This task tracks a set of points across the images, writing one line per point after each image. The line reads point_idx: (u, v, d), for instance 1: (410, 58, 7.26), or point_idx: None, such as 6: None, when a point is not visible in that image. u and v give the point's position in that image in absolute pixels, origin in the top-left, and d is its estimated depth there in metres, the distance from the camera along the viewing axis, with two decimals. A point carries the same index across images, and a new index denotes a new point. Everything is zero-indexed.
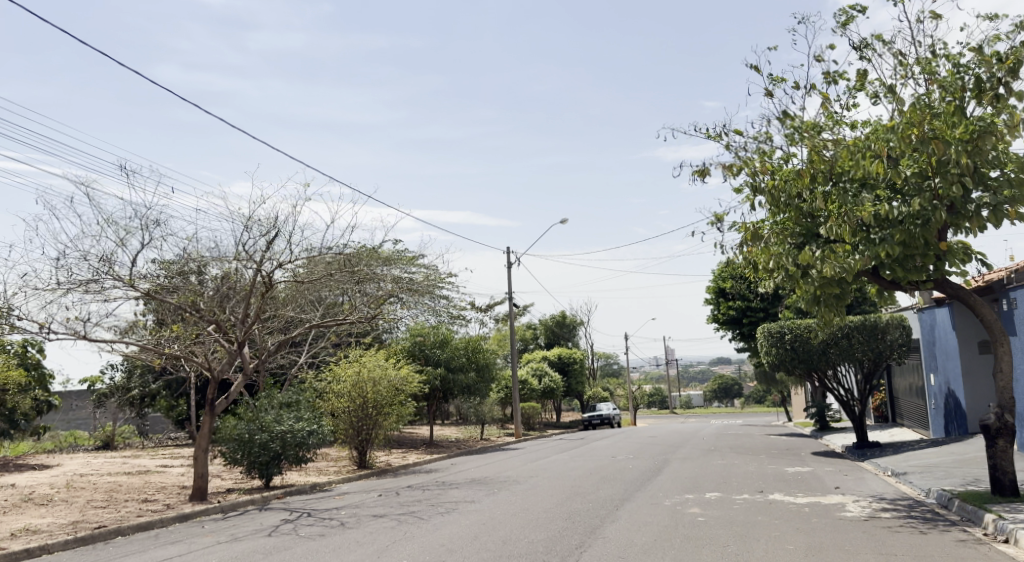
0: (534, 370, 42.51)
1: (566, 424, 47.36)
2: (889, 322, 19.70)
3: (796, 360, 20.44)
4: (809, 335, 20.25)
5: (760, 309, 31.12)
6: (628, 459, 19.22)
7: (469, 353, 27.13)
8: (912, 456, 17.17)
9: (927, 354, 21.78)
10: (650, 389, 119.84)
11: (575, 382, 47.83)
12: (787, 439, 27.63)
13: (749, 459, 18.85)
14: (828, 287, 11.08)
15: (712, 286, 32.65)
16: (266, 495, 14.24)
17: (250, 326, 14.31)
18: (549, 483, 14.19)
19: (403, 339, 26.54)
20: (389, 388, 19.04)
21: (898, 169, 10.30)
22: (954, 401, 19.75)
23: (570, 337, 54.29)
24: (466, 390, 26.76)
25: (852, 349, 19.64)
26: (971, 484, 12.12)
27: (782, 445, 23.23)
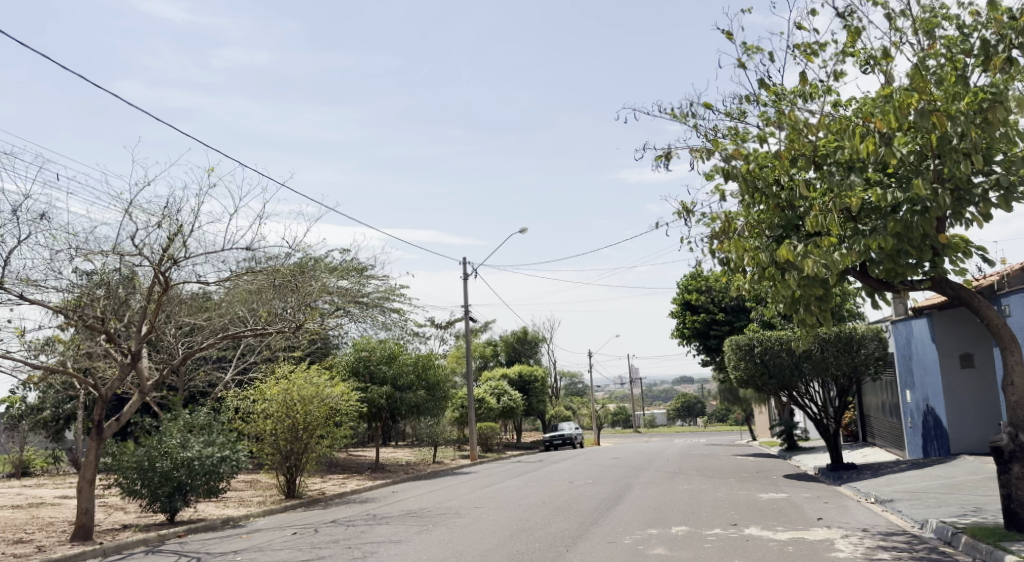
0: (493, 388, 40.66)
1: (526, 445, 45.54)
2: (866, 334, 18.37)
3: (768, 376, 18.93)
4: (782, 349, 18.73)
5: (726, 322, 29.86)
6: (586, 485, 17.54)
7: (420, 370, 25.29)
8: (894, 479, 15.75)
9: (902, 369, 20.43)
10: (615, 408, 118.48)
11: (536, 401, 46.10)
12: (756, 459, 26.20)
13: (718, 484, 17.33)
14: (813, 287, 9.54)
15: (677, 298, 31.28)
16: (164, 534, 12.27)
17: (148, 336, 12.30)
18: (494, 517, 12.42)
19: (347, 355, 24.64)
20: (322, 407, 17.11)
21: (894, 147, 8.82)
22: (933, 419, 18.40)
23: (532, 354, 52.63)
24: (414, 409, 24.89)
25: (828, 364, 18.20)
26: (972, 515, 10.61)
27: (751, 467, 21.76)
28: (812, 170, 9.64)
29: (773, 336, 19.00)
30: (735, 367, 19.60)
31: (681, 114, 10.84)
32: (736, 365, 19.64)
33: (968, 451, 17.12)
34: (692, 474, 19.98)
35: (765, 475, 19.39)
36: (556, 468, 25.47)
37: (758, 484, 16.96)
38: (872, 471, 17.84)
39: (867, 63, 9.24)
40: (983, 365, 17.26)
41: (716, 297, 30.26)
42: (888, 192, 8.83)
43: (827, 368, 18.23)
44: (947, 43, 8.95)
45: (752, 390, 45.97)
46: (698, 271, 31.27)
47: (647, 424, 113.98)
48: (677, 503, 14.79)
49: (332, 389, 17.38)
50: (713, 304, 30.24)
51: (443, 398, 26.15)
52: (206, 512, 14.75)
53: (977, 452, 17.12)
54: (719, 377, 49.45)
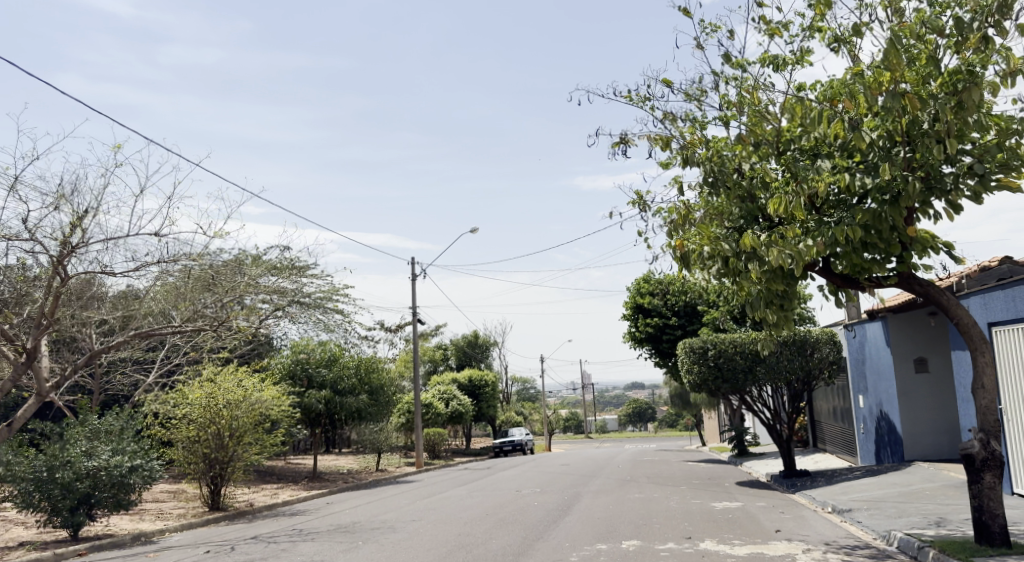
0: (441, 393, 39.66)
1: (475, 451, 44.59)
2: (820, 337, 17.92)
3: (722, 380, 18.32)
4: (736, 352, 18.15)
5: (678, 326, 29.40)
6: (532, 494, 16.74)
7: (362, 374, 24.24)
8: (849, 487, 15.23)
9: (854, 374, 20.01)
10: (566, 413, 118.20)
11: (486, 406, 45.22)
12: (707, 466, 25.69)
13: (668, 493, 16.67)
14: (775, 281, 8.91)
15: (629, 302, 30.73)
16: (61, 553, 11.09)
17: (46, 332, 11.05)
18: (429, 532, 11.54)
19: (284, 357, 23.50)
20: (251, 412, 16.41)
21: (862, 131, 8.22)
22: (886, 424, 18.01)
23: (483, 358, 51.72)
24: (356, 415, 23.82)
25: (782, 368, 17.69)
26: (935, 527, 10.06)
27: (703, 474, 21.19)
28: (775, 158, 9.02)
29: (727, 339, 18.43)
30: (688, 371, 18.97)
31: (636, 97, 10.13)
32: (689, 369, 19.01)
33: (922, 458, 16.70)
34: (642, 482, 19.34)
35: (717, 483, 18.80)
36: (503, 475, 24.66)
37: (711, 492, 16.34)
38: (825, 478, 17.36)
39: (834, 42, 8.60)
40: (937, 369, 16.87)
41: (668, 301, 29.78)
42: (857, 179, 8.23)
43: (782, 371, 17.70)
44: (919, 20, 8.30)
45: (703, 395, 45.74)
46: (651, 274, 30.77)
47: (598, 429, 113.89)
48: (626, 514, 14.08)
49: (261, 393, 16.63)
50: (666, 308, 29.75)
51: (386, 403, 25.11)
52: (117, 528, 13.60)
53: (931, 458, 16.71)
54: (670, 382, 49.17)
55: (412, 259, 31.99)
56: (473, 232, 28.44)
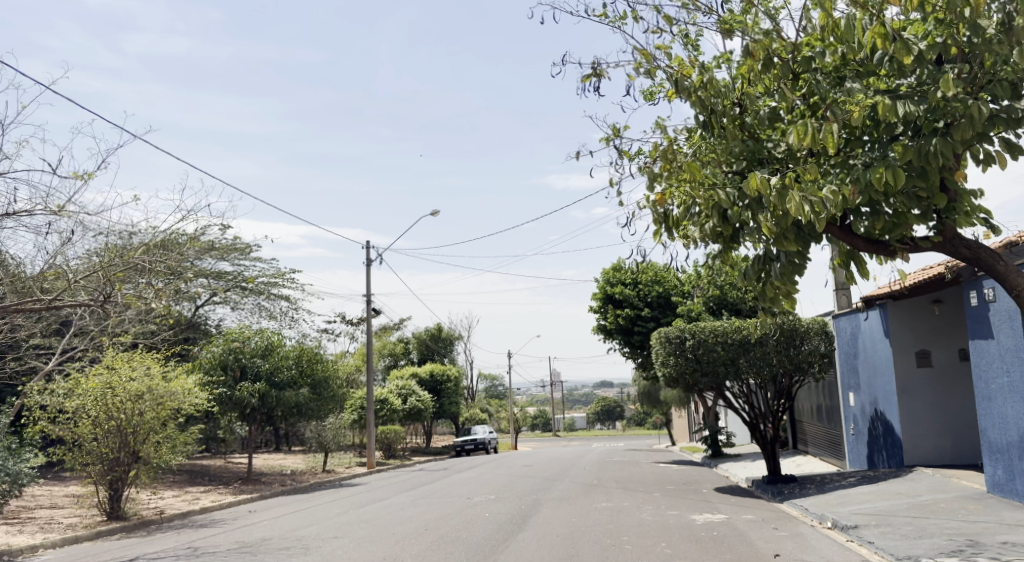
0: (399, 388, 37.41)
1: (435, 450, 42.39)
2: (813, 327, 16.04)
3: (701, 372, 16.36)
4: (719, 342, 16.19)
5: (651, 318, 27.48)
6: (484, 501, 14.71)
7: (303, 366, 22.02)
8: (846, 496, 13.32)
9: (843, 369, 18.18)
10: (534, 411, 116.39)
11: (448, 402, 43.03)
12: (680, 468, 23.79)
13: (640, 501, 14.67)
14: (786, 240, 7.07)
15: (598, 292, 28.79)
16: None
17: None
18: (351, 554, 9.44)
19: (214, 346, 21.27)
20: (157, 407, 14.34)
21: (908, 37, 6.25)
22: (881, 425, 16.23)
23: (446, 353, 49.57)
24: (296, 410, 21.62)
25: (770, 359, 15.76)
26: (972, 554, 8.19)
27: (678, 478, 19.26)
28: (788, 80, 7.05)
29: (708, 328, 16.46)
30: (663, 362, 16.97)
31: (612, 12, 8.12)
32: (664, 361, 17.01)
33: (923, 463, 14.89)
34: (610, 486, 17.39)
35: (694, 489, 16.83)
36: (458, 478, 22.60)
37: (688, 501, 14.36)
38: (816, 484, 15.46)
39: None
40: (941, 363, 15.07)
41: (640, 290, 27.92)
42: (899, 103, 6.28)
43: (769, 364, 15.78)
44: None
45: (673, 392, 44.03)
46: (622, 262, 28.89)
47: (566, 427, 112.17)
48: (589, 526, 12.05)
49: (170, 384, 14.50)
50: (637, 298, 27.87)
51: (330, 399, 22.92)
52: None
53: (934, 463, 14.90)
54: (639, 379, 47.43)
55: (366, 243, 29.78)
56: (432, 214, 26.30)
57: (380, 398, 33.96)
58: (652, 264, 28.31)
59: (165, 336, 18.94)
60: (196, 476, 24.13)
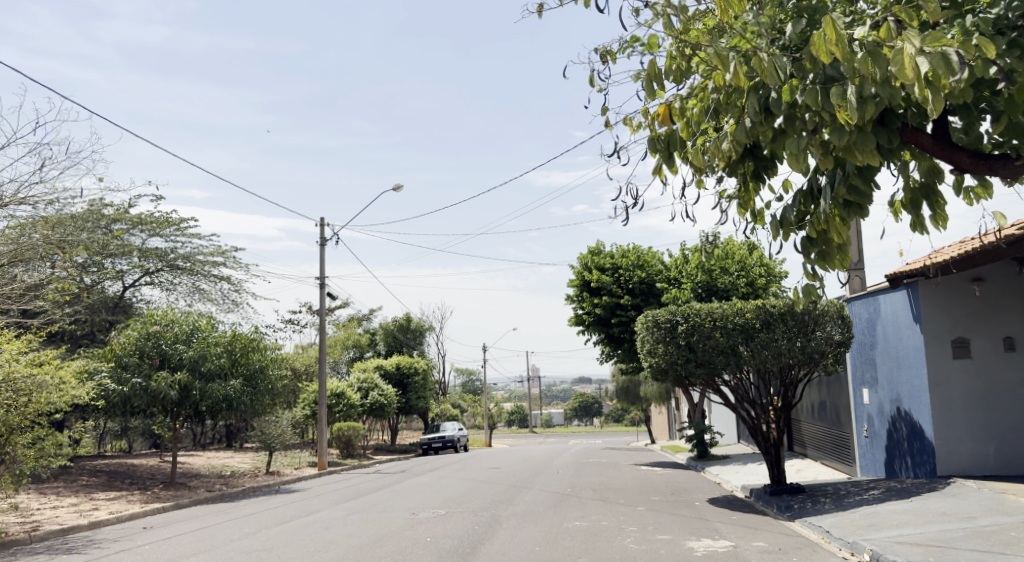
0: (361, 381, 34.55)
1: (400, 448, 39.62)
2: (830, 309, 13.47)
3: (694, 365, 13.76)
4: (717, 328, 13.60)
5: (632, 306, 24.80)
6: (431, 518, 12.01)
7: (236, 355, 19.46)
8: (877, 516, 10.77)
9: (857, 361, 15.67)
10: (512, 407, 113.82)
11: (415, 398, 40.21)
12: (665, 473, 21.23)
13: (621, 518, 12.06)
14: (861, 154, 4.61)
15: (575, 278, 26.15)
16: None
17: None
18: None
19: (130, 333, 18.58)
20: (20, 402, 11.48)
21: None
22: (904, 428, 13.70)
23: (415, 345, 46.81)
24: (224, 406, 18.87)
25: (779, 348, 13.19)
26: None
27: (663, 486, 16.68)
28: None
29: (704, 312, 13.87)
30: (650, 353, 14.39)
31: None
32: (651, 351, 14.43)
33: (959, 474, 12.39)
34: (584, 496, 14.80)
35: (684, 501, 14.23)
36: (412, 482, 19.94)
37: (680, 520, 11.74)
38: (830, 498, 12.89)
39: None
40: (982, 354, 12.57)
41: (620, 276, 25.27)
42: None
43: (779, 354, 13.21)
44: None
45: (654, 388, 41.61)
46: (601, 246, 26.23)
47: (544, 424, 109.51)
48: (555, 553, 9.40)
49: (37, 372, 11.64)
50: (617, 285, 25.21)
51: (267, 393, 20.20)
52: None
53: (972, 473, 12.39)
54: (618, 374, 44.92)
55: (318, 221, 26.97)
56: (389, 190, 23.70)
57: (336, 392, 31.13)
58: (634, 247, 25.75)
59: (32, 298, 16.31)
60: (117, 478, 21.28)
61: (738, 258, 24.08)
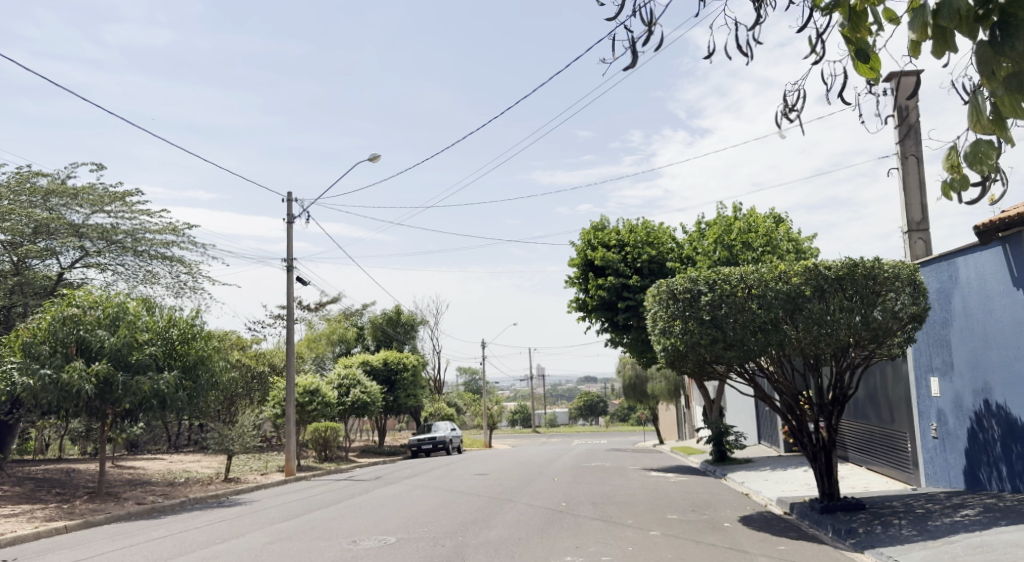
0: (342, 377, 31.46)
1: (388, 449, 36.58)
2: (901, 271, 10.31)
3: (722, 347, 10.65)
4: (753, 298, 10.48)
5: (641, 289, 21.73)
6: (375, 549, 8.95)
7: (172, 344, 16.64)
8: (993, 550, 7.63)
9: (925, 344, 12.56)
10: (513, 407, 110.72)
11: (404, 395, 37.12)
12: (679, 480, 18.08)
13: (630, 550, 8.95)
14: None
15: (577, 258, 23.13)
16: None
17: None
18: None
19: (41, 317, 15.52)
20: None
21: None
22: (995, 429, 10.60)
23: (406, 339, 43.80)
24: (154, 404, 15.86)
25: (835, 322, 10.05)
26: None
27: (681, 500, 13.55)
28: None
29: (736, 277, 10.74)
30: (665, 332, 11.31)
31: None
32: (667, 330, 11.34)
33: None
34: (582, 515, 11.68)
35: (711, 522, 11.11)
36: (382, 492, 16.87)
37: (713, 553, 8.61)
38: (905, 519, 9.77)
39: None
40: None
41: (628, 255, 22.21)
42: None
43: (834, 329, 10.06)
44: None
45: (661, 385, 39.94)
46: (605, 222, 23.31)
47: (547, 424, 106.25)
48: None
49: None
50: (624, 264, 22.18)
51: (207, 389, 17.16)
52: None
53: None
54: (625, 369, 41.84)
55: (286, 196, 23.92)
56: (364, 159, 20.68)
57: (309, 389, 26.66)
58: (643, 222, 22.73)
59: None
60: (43, 487, 18.30)
61: (762, 232, 20.97)
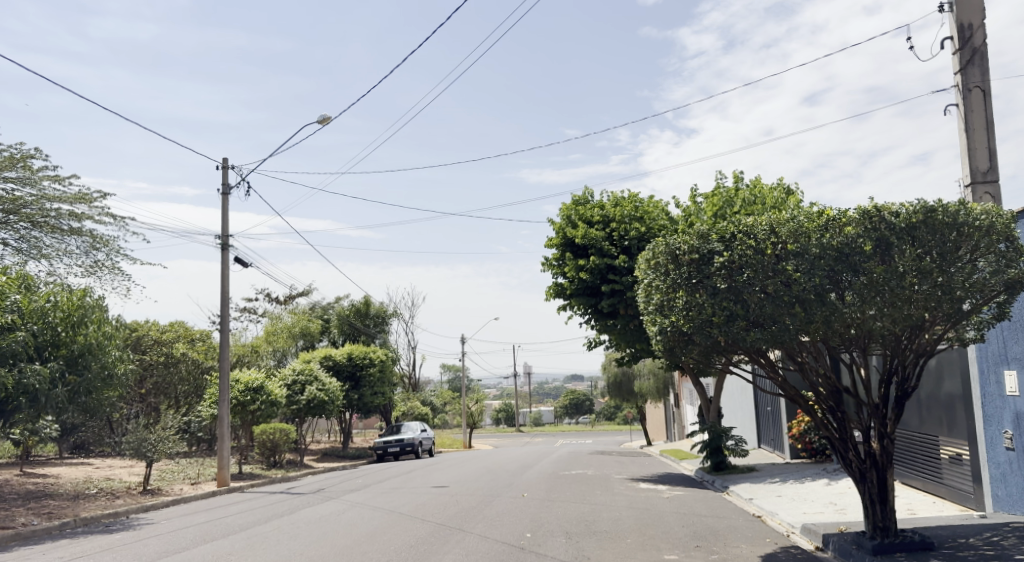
0: (298, 372, 28.34)
1: (353, 452, 33.50)
2: (996, 218, 7.31)
3: (743, 327, 7.66)
4: (789, 257, 7.52)
5: (629, 272, 18.76)
6: None
7: (53, 331, 13.59)
8: None
9: (1005, 328, 9.61)
10: (499, 405, 107.71)
11: (370, 394, 33.99)
12: (672, 495, 15.12)
13: None
14: None
15: (556, 237, 20.16)
16: None
17: None
18: None
19: None
20: None
21: None
22: None
23: (375, 333, 40.71)
24: (27, 402, 12.76)
25: (906, 290, 7.06)
26: None
27: (680, 528, 10.56)
28: None
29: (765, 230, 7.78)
30: (665, 306, 8.36)
31: None
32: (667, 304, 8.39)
33: None
34: (549, 556, 8.67)
35: None
36: (314, 509, 13.84)
37: None
38: None
39: None
40: None
41: (614, 232, 19.22)
42: None
43: (905, 299, 7.07)
44: None
45: (650, 382, 37.31)
46: (588, 196, 20.38)
47: (533, 423, 103.11)
48: None
49: None
50: (609, 243, 19.19)
51: (96, 386, 14.06)
52: None
53: None
54: (611, 365, 38.89)
55: (221, 162, 20.81)
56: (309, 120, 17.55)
57: (252, 386, 23.47)
58: (632, 195, 19.76)
59: None
60: None
61: (770, 204, 18.04)
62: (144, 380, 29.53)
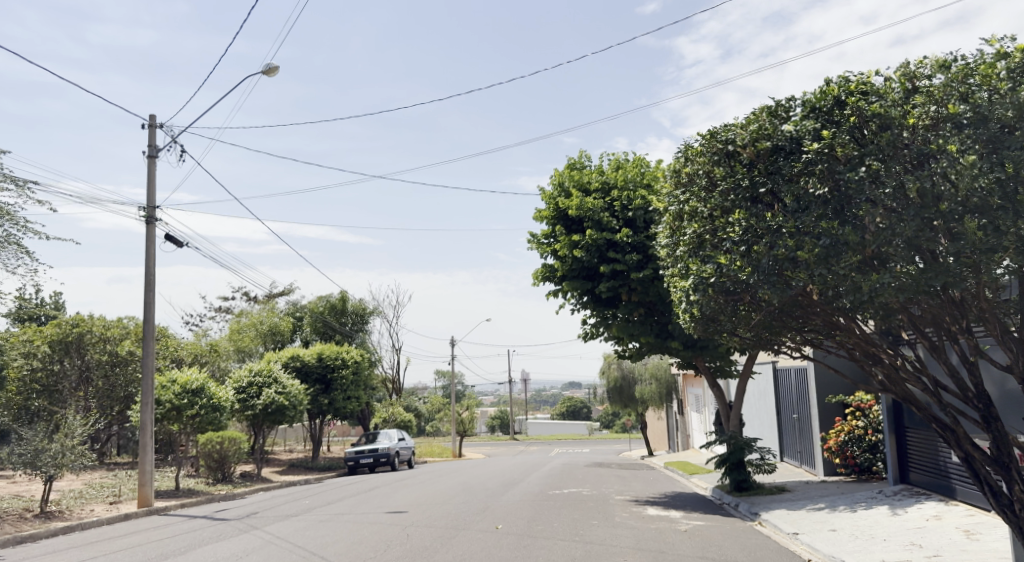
0: (255, 373, 24.94)
1: (323, 464, 30.09)
2: None
3: (855, 259, 5.97)
4: (946, 129, 5.70)
5: (634, 249, 15.47)
6: None
7: None
8: None
9: None
10: (494, 413, 104.17)
11: (343, 398, 30.59)
12: (692, 526, 11.73)
13: None
14: None
15: (545, 209, 16.81)
16: None
17: None
18: None
19: None
20: None
21: None
22: None
23: (352, 333, 37.30)
24: None
25: None
26: None
27: None
28: None
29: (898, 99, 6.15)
30: (718, 239, 7.31)
31: None
32: (723, 237, 7.31)
33: None
34: None
35: None
36: (217, 546, 10.43)
37: None
38: None
39: None
40: None
41: (614, 201, 15.92)
42: None
43: None
44: None
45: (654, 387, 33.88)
46: (583, 161, 17.07)
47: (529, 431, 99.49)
48: None
49: None
50: (609, 215, 15.85)
51: None
52: None
53: None
54: (609, 369, 35.48)
55: (149, 121, 17.50)
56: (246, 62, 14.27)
57: (190, 388, 20.07)
58: (635, 158, 16.48)
59: None
60: None
61: None
62: (82, 382, 26.08)
